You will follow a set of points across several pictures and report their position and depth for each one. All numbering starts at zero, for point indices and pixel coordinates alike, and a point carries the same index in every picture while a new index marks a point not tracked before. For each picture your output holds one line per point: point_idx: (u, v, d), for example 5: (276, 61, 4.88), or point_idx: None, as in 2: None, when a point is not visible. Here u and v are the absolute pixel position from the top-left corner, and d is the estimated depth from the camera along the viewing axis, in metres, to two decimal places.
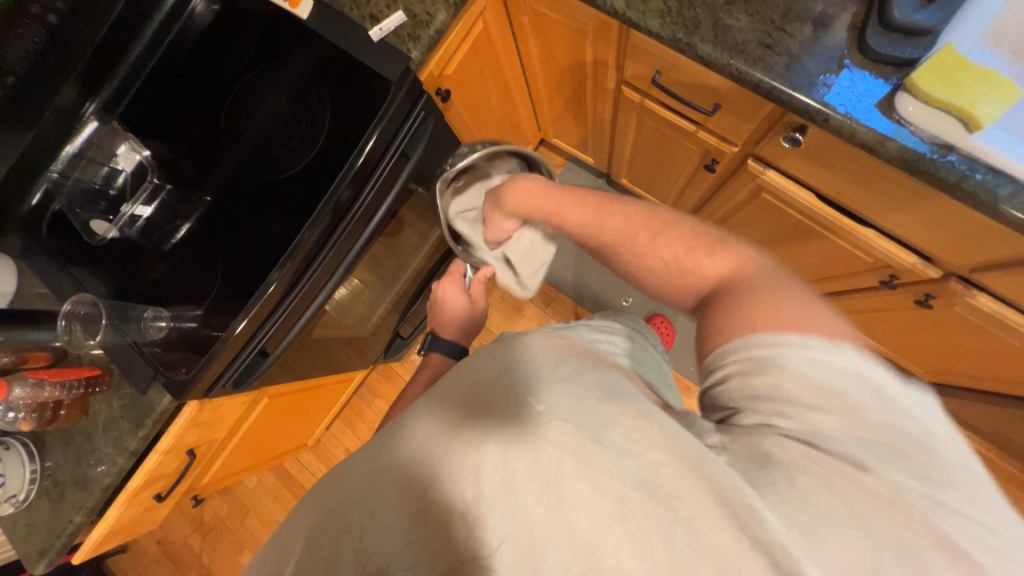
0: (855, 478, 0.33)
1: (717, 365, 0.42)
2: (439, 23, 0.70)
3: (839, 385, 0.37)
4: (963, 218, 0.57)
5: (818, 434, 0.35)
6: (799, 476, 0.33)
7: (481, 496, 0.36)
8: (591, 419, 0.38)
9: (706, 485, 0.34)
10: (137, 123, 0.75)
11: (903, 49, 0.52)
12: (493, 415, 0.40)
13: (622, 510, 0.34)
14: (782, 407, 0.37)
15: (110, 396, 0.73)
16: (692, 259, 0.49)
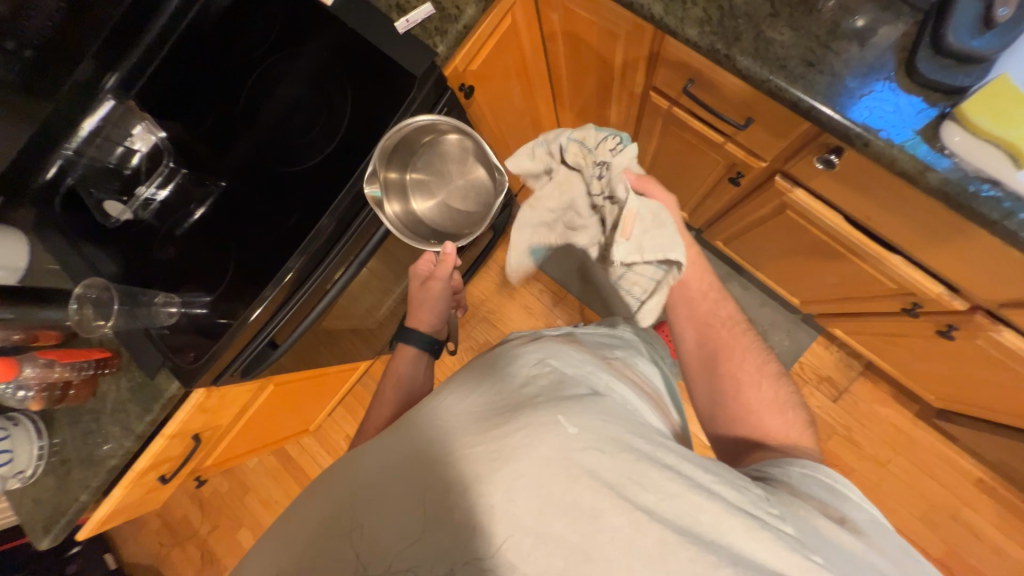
0: (880, 566, 0.38)
1: (779, 465, 0.48)
2: (468, 18, 0.68)
3: (877, 527, 0.42)
4: (999, 255, 0.55)
5: (855, 527, 0.41)
6: (836, 548, 0.38)
7: (511, 513, 0.36)
8: (631, 451, 0.38)
9: (750, 539, 0.35)
10: (151, 102, 0.73)
11: (955, 76, 0.50)
12: (523, 429, 0.39)
13: (658, 551, 0.34)
14: (833, 507, 0.43)
15: (120, 378, 0.73)
16: (772, 410, 0.55)
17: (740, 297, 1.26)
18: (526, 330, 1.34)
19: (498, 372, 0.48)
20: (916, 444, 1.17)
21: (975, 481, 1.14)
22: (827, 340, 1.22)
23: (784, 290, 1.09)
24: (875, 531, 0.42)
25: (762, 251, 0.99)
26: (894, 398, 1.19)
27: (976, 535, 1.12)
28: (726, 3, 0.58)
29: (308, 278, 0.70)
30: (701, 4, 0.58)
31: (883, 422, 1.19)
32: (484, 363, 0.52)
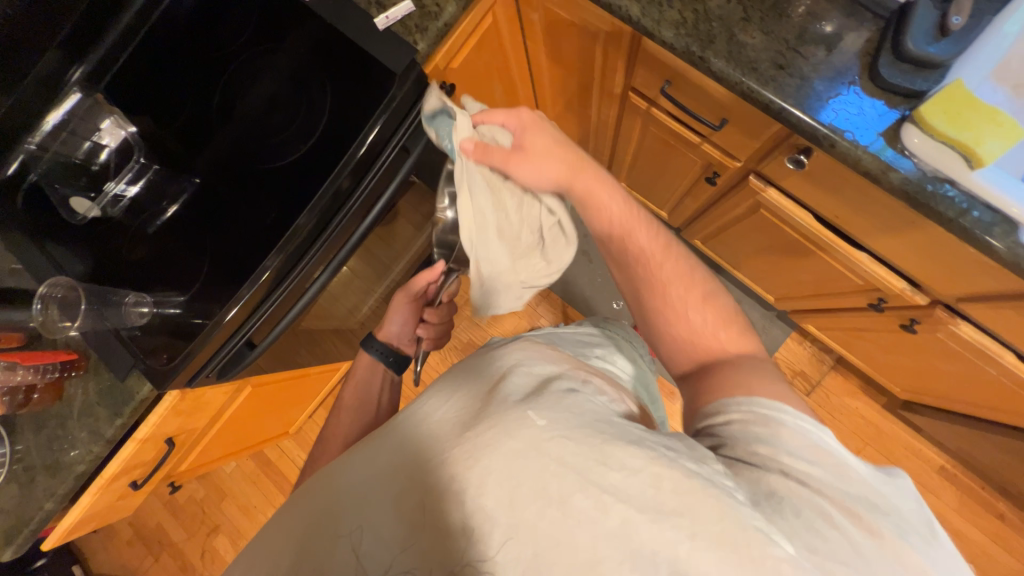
0: (832, 513, 0.36)
1: (719, 412, 0.46)
2: (448, 16, 0.68)
3: (833, 460, 0.40)
4: (957, 252, 0.58)
5: (802, 472, 0.39)
6: (798, 509, 0.36)
7: (483, 506, 0.36)
8: (596, 436, 0.38)
9: (708, 505, 0.35)
10: (122, 97, 0.71)
11: (914, 80, 0.53)
12: (493, 425, 0.39)
13: (624, 529, 0.34)
14: (776, 450, 0.40)
15: (87, 381, 0.71)
16: (719, 331, 0.54)
17: None
18: (509, 329, 1.35)
19: (474, 372, 0.49)
20: (884, 435, 1.22)
21: (939, 469, 1.20)
22: (801, 336, 1.26)
23: (760, 287, 1.12)
24: (820, 463, 0.40)
25: (737, 249, 1.02)
26: (863, 391, 1.24)
27: (941, 521, 1.17)
28: (700, 6, 0.59)
29: (286, 277, 0.68)
30: (677, 7, 0.60)
31: (854, 415, 1.23)
32: (458, 368, 0.53)
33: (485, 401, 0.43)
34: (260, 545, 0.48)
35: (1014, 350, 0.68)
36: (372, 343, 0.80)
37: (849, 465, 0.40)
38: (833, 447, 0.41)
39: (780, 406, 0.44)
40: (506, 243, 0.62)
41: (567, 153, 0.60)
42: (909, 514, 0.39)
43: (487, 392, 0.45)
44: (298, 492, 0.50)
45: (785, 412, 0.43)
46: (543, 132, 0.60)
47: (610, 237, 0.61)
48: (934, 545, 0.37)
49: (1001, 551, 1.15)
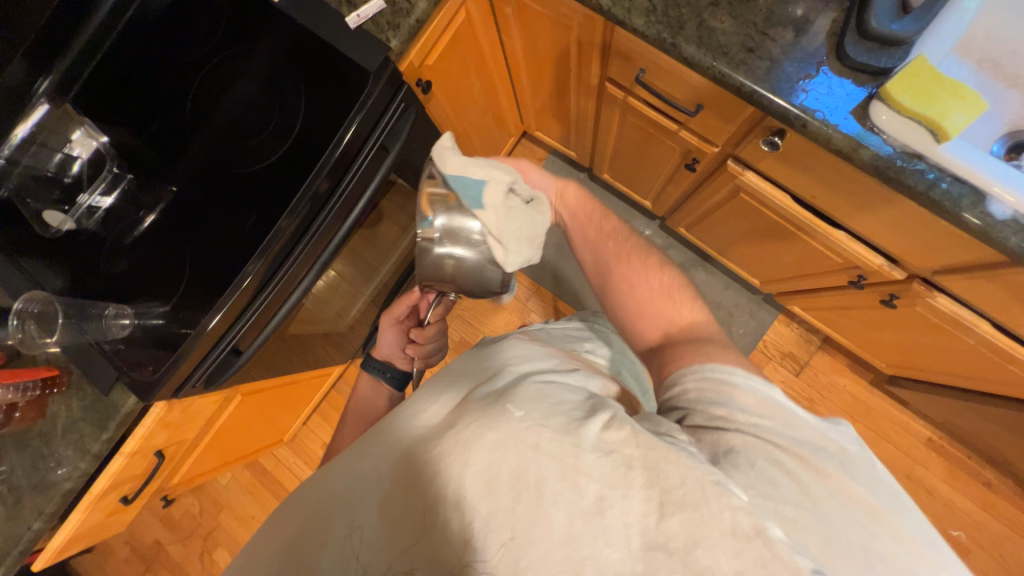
0: (786, 467, 0.37)
1: (675, 382, 0.45)
2: (420, 12, 0.68)
3: (784, 408, 0.41)
4: (928, 223, 0.59)
5: (759, 429, 0.39)
6: (758, 468, 0.37)
7: (462, 496, 0.37)
8: (573, 423, 0.38)
9: (669, 469, 0.35)
10: (95, 107, 0.70)
11: (879, 58, 0.54)
12: (474, 419, 0.40)
13: (597, 507, 0.34)
14: (732, 411, 0.41)
15: (69, 398, 0.70)
16: (675, 294, 0.56)
17: (706, 281, 1.30)
18: (501, 325, 1.35)
19: (462, 374, 0.50)
20: (872, 410, 1.24)
21: (926, 441, 1.22)
22: (788, 318, 1.28)
23: (745, 272, 1.13)
24: (773, 417, 0.40)
25: (721, 234, 1.03)
26: (850, 368, 1.26)
27: (930, 492, 1.20)
28: None
29: (269, 281, 0.68)
30: None
31: (842, 392, 1.26)
32: (448, 371, 0.53)
33: (468, 398, 0.44)
34: (257, 551, 0.48)
35: (989, 319, 0.70)
36: (368, 365, 0.80)
37: (798, 414, 0.41)
38: (783, 398, 0.42)
39: (729, 364, 0.44)
40: (496, 173, 0.59)
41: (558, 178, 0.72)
42: (852, 448, 0.41)
43: (471, 390, 0.45)
44: (293, 497, 0.50)
45: (733, 370, 0.43)
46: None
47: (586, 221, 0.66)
48: (876, 475, 0.40)
49: (988, 517, 1.18)
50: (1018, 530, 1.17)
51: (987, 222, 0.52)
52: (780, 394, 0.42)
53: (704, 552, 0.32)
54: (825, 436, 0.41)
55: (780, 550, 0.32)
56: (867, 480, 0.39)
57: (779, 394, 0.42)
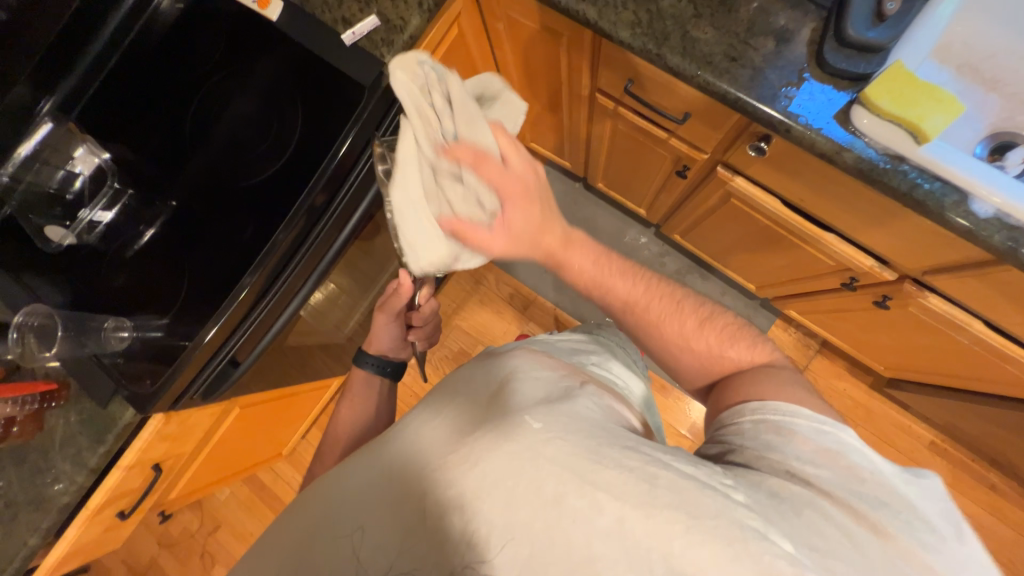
0: (839, 515, 0.38)
1: (730, 421, 0.48)
2: (413, 28, 0.70)
3: (849, 462, 0.42)
4: (915, 224, 0.60)
5: (808, 475, 0.41)
6: (804, 506, 0.38)
7: (480, 508, 0.36)
8: (591, 441, 0.39)
9: (704, 503, 0.36)
10: (99, 125, 0.72)
11: (858, 64, 0.55)
12: (491, 430, 0.40)
13: (619, 528, 0.35)
14: (785, 455, 0.42)
15: (68, 411, 0.70)
16: (727, 350, 0.54)
17: (702, 288, 1.31)
18: (499, 334, 1.36)
19: (472, 382, 0.50)
20: (873, 414, 1.24)
21: (929, 444, 1.21)
22: (785, 323, 1.28)
23: (741, 277, 1.14)
24: (834, 467, 0.41)
25: (715, 241, 1.04)
26: (850, 372, 1.26)
27: None
28: (653, 6, 0.62)
29: (266, 294, 0.69)
30: (631, 7, 0.62)
31: (842, 396, 1.25)
32: (456, 380, 0.53)
33: (484, 412, 0.44)
34: (256, 553, 0.48)
35: (982, 317, 0.70)
36: (364, 360, 0.77)
37: (862, 467, 0.42)
38: (851, 452, 0.42)
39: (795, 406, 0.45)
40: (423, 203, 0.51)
41: (550, 239, 0.52)
42: (928, 508, 0.40)
43: (486, 402, 0.45)
44: (291, 505, 0.50)
45: (793, 412, 0.45)
46: (526, 211, 0.50)
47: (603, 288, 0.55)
48: (955, 544, 0.38)
49: (995, 521, 1.17)
50: None
51: (972, 222, 0.53)
52: (844, 443, 0.43)
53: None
54: (892, 492, 0.40)
55: None
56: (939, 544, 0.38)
57: (844, 443, 0.43)
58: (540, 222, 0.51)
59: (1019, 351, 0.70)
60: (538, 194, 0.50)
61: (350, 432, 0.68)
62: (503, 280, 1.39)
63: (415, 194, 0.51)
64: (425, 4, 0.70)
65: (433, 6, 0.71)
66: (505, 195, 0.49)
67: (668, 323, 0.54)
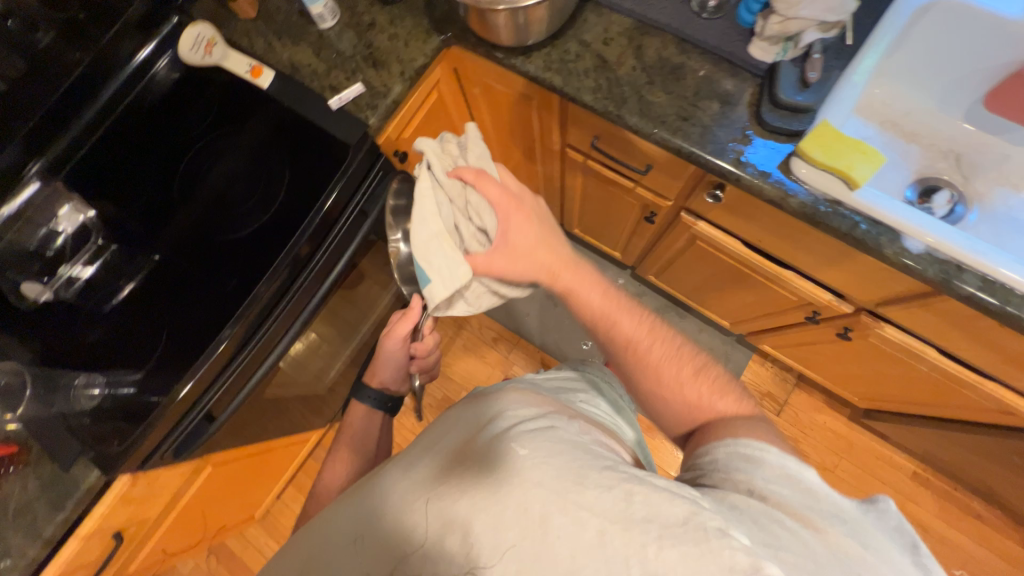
0: (793, 527, 0.38)
1: (706, 452, 0.47)
2: (395, 94, 0.76)
3: (815, 490, 0.41)
4: (860, 259, 0.65)
5: (770, 496, 0.41)
6: (761, 519, 0.38)
7: (471, 529, 0.38)
8: (577, 461, 0.40)
9: (672, 509, 0.36)
10: (84, 184, 0.74)
11: (791, 123, 0.63)
12: (484, 456, 0.42)
13: (598, 541, 0.35)
14: (752, 479, 0.42)
15: (26, 476, 0.66)
16: (715, 401, 0.52)
17: (680, 326, 1.35)
18: (484, 378, 1.35)
19: (466, 411, 0.52)
20: (855, 446, 1.25)
21: (912, 475, 1.23)
22: (762, 357, 1.32)
23: (715, 315, 1.18)
24: (797, 495, 0.41)
25: (687, 280, 1.09)
26: (828, 405, 1.29)
27: (923, 527, 1.19)
28: (611, 75, 0.69)
29: (246, 343, 0.70)
30: (592, 76, 0.69)
31: (823, 429, 1.27)
32: (457, 409, 0.55)
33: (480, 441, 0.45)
34: None
35: (934, 345, 0.74)
36: (365, 392, 0.75)
37: (829, 495, 0.41)
38: (814, 483, 0.42)
39: (766, 442, 0.45)
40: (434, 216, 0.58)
41: (548, 255, 0.58)
42: (885, 537, 0.39)
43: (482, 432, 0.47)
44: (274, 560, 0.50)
45: (766, 445, 0.44)
46: (524, 232, 0.58)
47: (598, 320, 0.57)
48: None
49: (986, 551, 1.17)
50: (1018, 564, 1.15)
51: (906, 257, 0.58)
52: (809, 472, 0.42)
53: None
54: (855, 520, 0.40)
55: None
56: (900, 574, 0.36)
57: (808, 472, 0.42)
58: (539, 237, 0.58)
59: (973, 376, 0.74)
60: (534, 209, 0.60)
61: (328, 487, 0.66)
62: (486, 324, 1.40)
63: (436, 229, 0.58)
64: (406, 73, 0.77)
65: (414, 75, 0.77)
66: (501, 204, 0.58)
67: (658, 364, 0.54)
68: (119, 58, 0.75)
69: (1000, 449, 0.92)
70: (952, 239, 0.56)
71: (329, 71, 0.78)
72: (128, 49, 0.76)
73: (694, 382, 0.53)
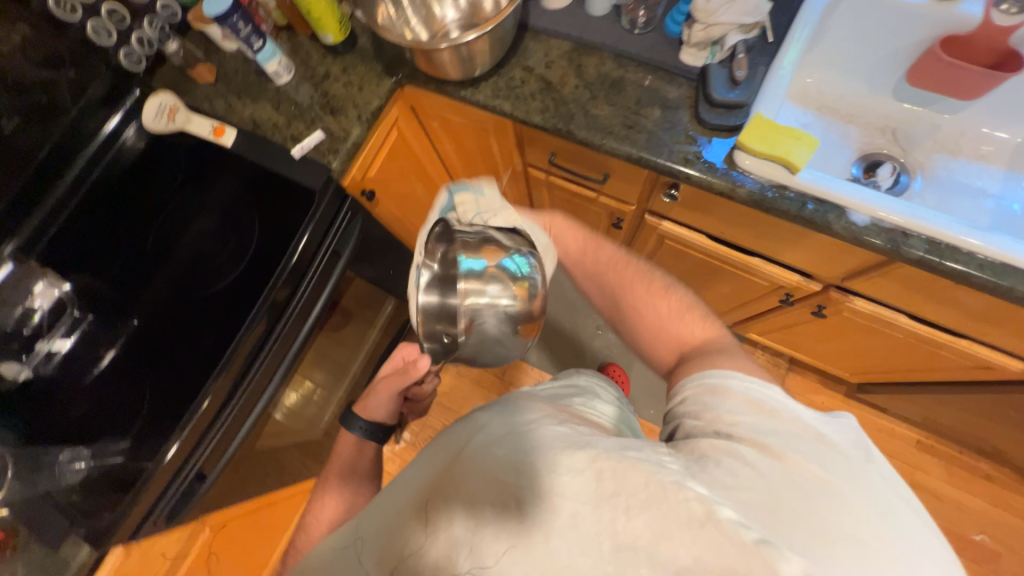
0: (757, 454, 0.39)
1: (678, 393, 0.49)
2: (355, 136, 0.79)
3: (776, 409, 0.44)
4: (815, 238, 0.68)
5: (739, 427, 0.42)
6: (728, 454, 0.40)
7: (456, 530, 0.38)
8: (550, 446, 0.40)
9: (635, 476, 0.36)
10: (58, 259, 0.75)
11: (729, 119, 0.66)
12: (462, 462, 0.42)
13: (570, 521, 0.35)
14: (720, 413, 0.44)
15: (15, 563, 0.64)
16: (683, 319, 0.57)
17: None
18: (481, 403, 1.35)
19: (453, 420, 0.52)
20: (856, 422, 1.26)
21: (916, 444, 1.23)
22: (751, 346, 1.33)
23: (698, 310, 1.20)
24: (762, 417, 0.43)
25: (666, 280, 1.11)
26: (824, 384, 1.30)
27: (936, 495, 1.18)
28: (556, 94, 0.73)
29: (232, 395, 0.71)
30: (538, 98, 0.73)
31: (823, 410, 1.28)
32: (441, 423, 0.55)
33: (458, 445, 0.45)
34: None
35: (903, 311, 0.76)
36: (351, 422, 0.67)
37: (789, 413, 0.43)
38: (777, 403, 0.44)
39: (731, 371, 0.47)
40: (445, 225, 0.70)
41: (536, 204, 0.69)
42: (848, 444, 0.42)
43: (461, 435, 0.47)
44: None
45: (729, 374, 0.47)
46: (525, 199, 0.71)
47: (583, 253, 0.67)
48: (874, 472, 0.40)
49: (1001, 511, 1.16)
50: None
51: (854, 230, 0.61)
52: (770, 396, 0.45)
53: (668, 547, 0.33)
54: (816, 433, 0.42)
55: (731, 528, 0.33)
56: (858, 475, 0.39)
57: (770, 396, 0.45)
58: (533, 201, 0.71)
59: (945, 336, 0.75)
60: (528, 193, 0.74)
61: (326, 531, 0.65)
62: None
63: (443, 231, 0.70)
64: (363, 116, 0.80)
65: (371, 116, 0.80)
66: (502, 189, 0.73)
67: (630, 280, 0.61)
68: (87, 132, 0.78)
69: (990, 405, 0.93)
70: (892, 206, 0.59)
71: (290, 123, 0.81)
72: (97, 122, 0.79)
73: (664, 300, 0.59)
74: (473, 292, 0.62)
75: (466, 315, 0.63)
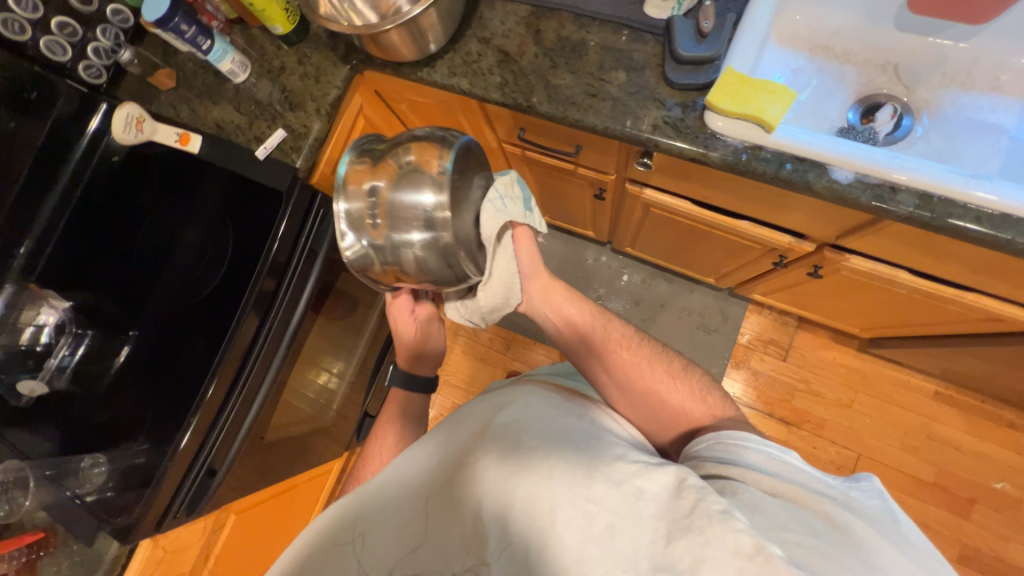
0: (788, 508, 0.41)
1: (697, 451, 0.51)
2: (316, 131, 0.78)
3: (800, 471, 0.45)
4: (800, 199, 0.63)
5: (763, 484, 0.44)
6: (760, 507, 0.42)
7: (505, 515, 0.44)
8: (599, 464, 0.45)
9: (679, 504, 0.40)
10: (58, 281, 0.77)
11: (698, 76, 0.61)
12: (511, 463, 0.46)
13: (608, 533, 0.40)
14: (740, 470, 0.46)
15: (59, 559, 0.72)
16: (691, 404, 0.59)
17: (671, 291, 1.33)
18: (487, 379, 1.38)
19: (484, 402, 0.57)
20: (869, 377, 1.22)
21: (933, 395, 1.19)
22: (758, 306, 1.28)
23: (698, 274, 1.16)
24: (783, 475, 0.45)
25: (663, 247, 1.07)
26: (835, 340, 1.25)
27: (954, 445, 1.15)
28: (515, 67, 0.69)
29: (231, 392, 0.74)
30: (497, 72, 0.69)
31: (835, 366, 1.24)
32: (467, 410, 0.58)
33: (503, 440, 0.49)
34: None
35: (903, 267, 0.71)
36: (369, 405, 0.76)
37: (813, 473, 0.45)
38: (800, 462, 0.46)
39: (748, 433, 0.49)
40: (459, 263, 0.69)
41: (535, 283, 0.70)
42: (877, 512, 0.43)
43: (505, 429, 0.50)
44: None
45: (745, 434, 0.49)
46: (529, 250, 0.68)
47: (589, 328, 0.67)
48: (907, 535, 0.41)
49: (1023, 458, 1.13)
50: None
51: (837, 188, 0.56)
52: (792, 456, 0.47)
53: (708, 569, 0.36)
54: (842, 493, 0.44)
55: (779, 563, 0.35)
56: (895, 540, 0.40)
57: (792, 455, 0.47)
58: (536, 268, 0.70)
59: (950, 290, 0.70)
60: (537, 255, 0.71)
61: None
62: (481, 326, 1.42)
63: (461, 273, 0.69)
64: (322, 109, 0.78)
65: (330, 108, 0.78)
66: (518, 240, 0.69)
67: (630, 367, 0.62)
68: (71, 141, 0.78)
69: (1008, 354, 0.88)
70: (879, 159, 0.54)
71: (251, 123, 0.79)
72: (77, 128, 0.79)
73: (672, 384, 0.61)
74: (410, 202, 0.53)
75: (398, 228, 0.54)
